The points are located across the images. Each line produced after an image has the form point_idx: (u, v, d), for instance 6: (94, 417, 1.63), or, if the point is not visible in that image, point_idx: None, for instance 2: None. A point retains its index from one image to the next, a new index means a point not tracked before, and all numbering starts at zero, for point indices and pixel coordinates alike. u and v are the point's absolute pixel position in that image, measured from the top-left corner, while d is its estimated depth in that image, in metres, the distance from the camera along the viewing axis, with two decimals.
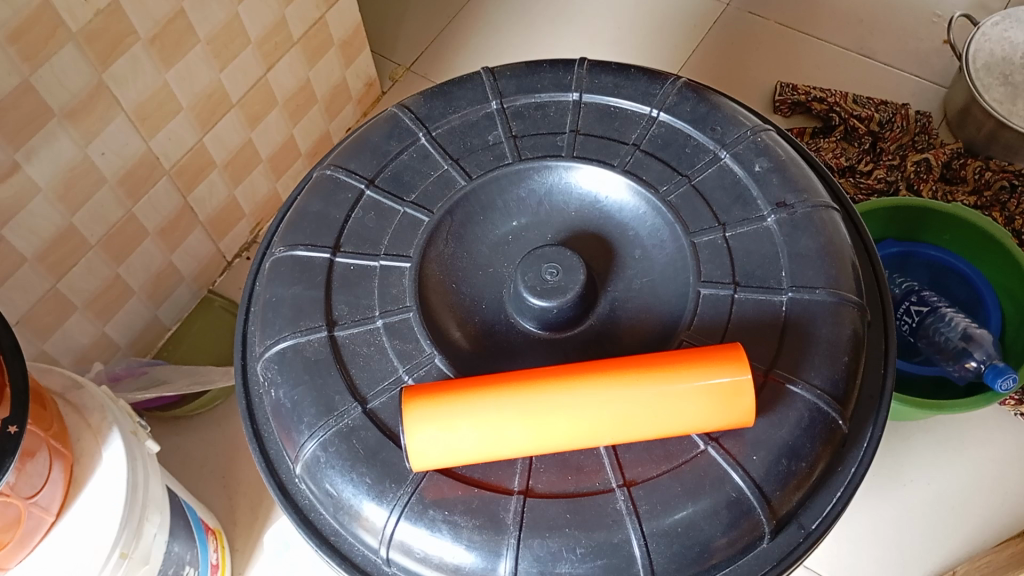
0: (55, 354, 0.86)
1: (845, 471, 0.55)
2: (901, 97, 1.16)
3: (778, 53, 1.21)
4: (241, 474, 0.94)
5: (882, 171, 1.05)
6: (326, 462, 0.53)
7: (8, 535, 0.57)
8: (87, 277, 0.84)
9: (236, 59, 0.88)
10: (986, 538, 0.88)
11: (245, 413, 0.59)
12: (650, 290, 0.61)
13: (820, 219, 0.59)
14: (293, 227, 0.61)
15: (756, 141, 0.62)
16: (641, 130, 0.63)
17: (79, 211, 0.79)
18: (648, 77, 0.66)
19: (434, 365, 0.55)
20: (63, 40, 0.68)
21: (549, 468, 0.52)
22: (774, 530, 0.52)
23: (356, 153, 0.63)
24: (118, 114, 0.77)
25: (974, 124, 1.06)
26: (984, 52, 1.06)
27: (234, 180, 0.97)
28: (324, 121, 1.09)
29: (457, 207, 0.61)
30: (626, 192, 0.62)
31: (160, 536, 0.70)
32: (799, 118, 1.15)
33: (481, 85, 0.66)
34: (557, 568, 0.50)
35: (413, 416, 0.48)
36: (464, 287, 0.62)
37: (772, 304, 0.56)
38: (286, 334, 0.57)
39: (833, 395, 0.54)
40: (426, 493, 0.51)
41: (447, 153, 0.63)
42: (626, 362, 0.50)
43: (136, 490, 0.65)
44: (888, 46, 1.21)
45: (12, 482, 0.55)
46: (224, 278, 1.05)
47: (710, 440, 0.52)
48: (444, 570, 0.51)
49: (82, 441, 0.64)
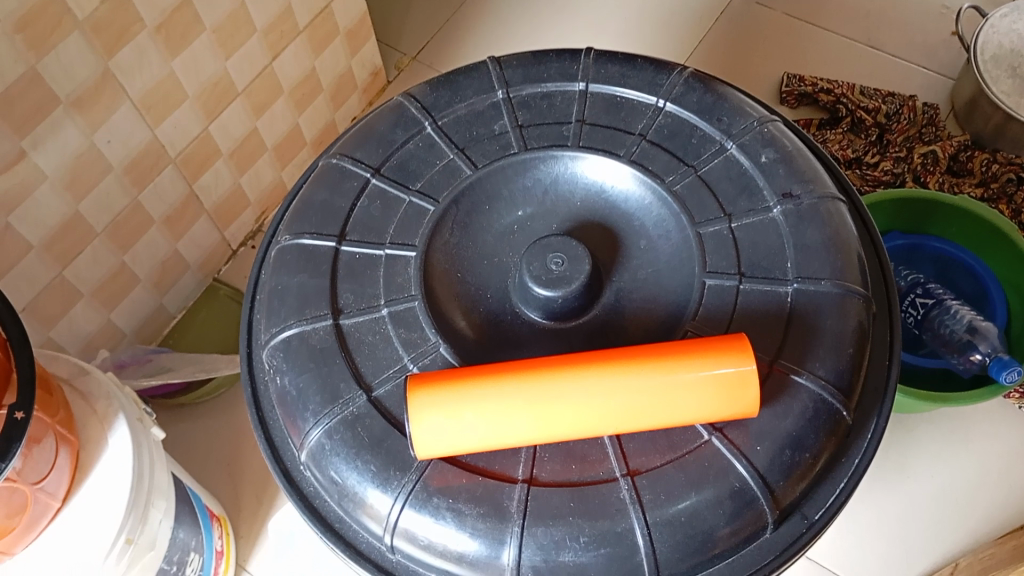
0: (61, 342, 0.86)
1: (849, 462, 0.55)
2: (909, 89, 1.16)
3: (785, 44, 1.21)
4: (245, 461, 0.95)
5: (888, 163, 1.04)
6: (331, 449, 0.53)
7: (16, 520, 0.57)
8: (93, 266, 0.85)
9: (241, 48, 0.87)
10: (989, 531, 0.88)
11: (250, 400, 0.59)
12: (655, 281, 0.61)
13: (826, 210, 0.59)
14: (299, 215, 0.61)
15: (763, 132, 0.62)
16: (648, 120, 0.63)
17: (85, 200, 0.79)
18: (655, 67, 0.66)
19: (440, 354, 0.55)
20: (68, 29, 0.68)
21: (553, 457, 0.52)
22: (777, 520, 0.52)
23: (362, 142, 0.63)
24: (123, 102, 0.77)
25: (982, 116, 1.06)
26: (993, 44, 1.06)
27: (240, 169, 0.97)
28: (330, 111, 1.09)
29: (463, 196, 0.61)
30: (631, 182, 0.62)
31: (165, 522, 0.71)
32: (806, 109, 1.15)
33: (487, 74, 0.65)
34: (561, 556, 0.50)
35: (418, 404, 0.48)
36: (469, 276, 0.62)
37: (777, 296, 0.56)
38: (292, 322, 0.57)
39: (837, 386, 0.54)
40: (431, 481, 0.51)
41: (453, 142, 0.63)
42: (630, 352, 0.50)
43: (142, 476, 0.65)
44: (896, 37, 1.20)
45: (18, 467, 0.56)
46: (229, 267, 1.05)
47: (715, 430, 0.52)
48: (448, 557, 0.51)
49: (88, 427, 0.65)
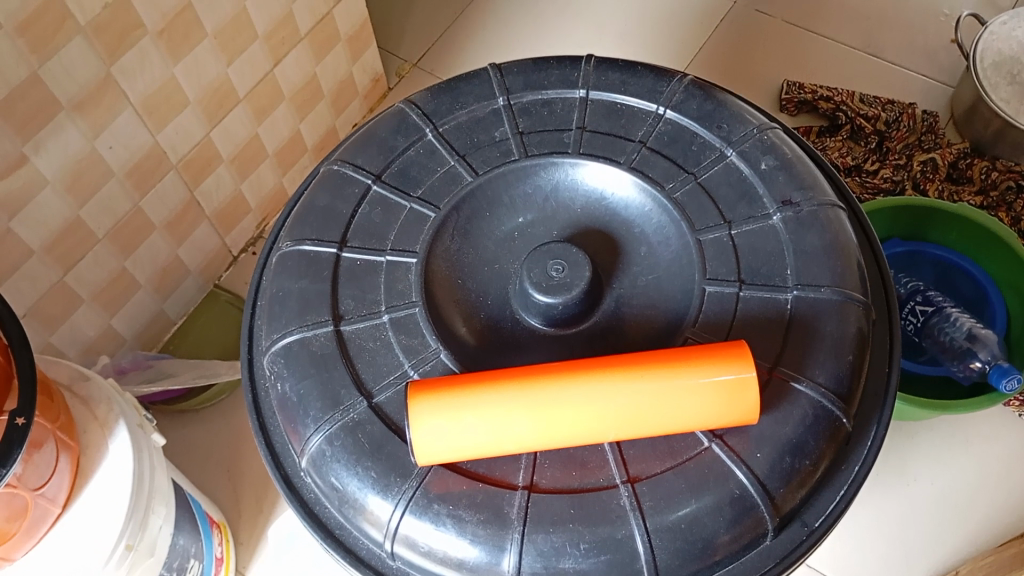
0: (62, 346, 0.86)
1: (849, 469, 0.55)
2: (909, 96, 1.16)
3: (785, 50, 1.21)
4: (245, 467, 0.95)
5: (888, 170, 1.05)
6: (332, 455, 0.54)
7: (16, 525, 0.57)
8: (94, 269, 0.85)
9: (243, 53, 0.88)
10: (990, 538, 0.88)
11: (251, 405, 0.59)
12: (655, 287, 0.61)
13: (826, 217, 0.59)
14: (301, 221, 0.61)
15: (762, 139, 0.62)
16: (648, 127, 0.63)
17: (86, 204, 0.80)
18: (655, 74, 0.66)
19: (440, 361, 0.56)
20: (71, 32, 0.69)
21: (553, 463, 0.52)
22: (777, 527, 0.52)
23: (363, 148, 0.64)
24: (125, 106, 0.78)
25: (981, 123, 1.06)
26: (993, 51, 1.07)
27: (241, 174, 0.98)
28: (331, 116, 1.09)
29: (464, 202, 0.62)
30: (632, 188, 0.62)
31: (165, 528, 0.71)
32: (806, 116, 1.15)
33: (488, 81, 0.66)
34: (560, 563, 0.50)
35: (418, 410, 0.48)
36: (470, 282, 0.62)
37: (777, 303, 0.56)
38: (293, 328, 0.57)
39: (837, 393, 0.54)
40: (431, 487, 0.51)
41: (454, 149, 0.63)
42: (630, 358, 0.50)
43: (142, 481, 0.65)
44: (896, 45, 1.21)
45: (19, 472, 0.56)
46: (230, 273, 1.05)
47: (715, 437, 0.52)
48: (448, 564, 0.51)
49: (88, 432, 0.65)
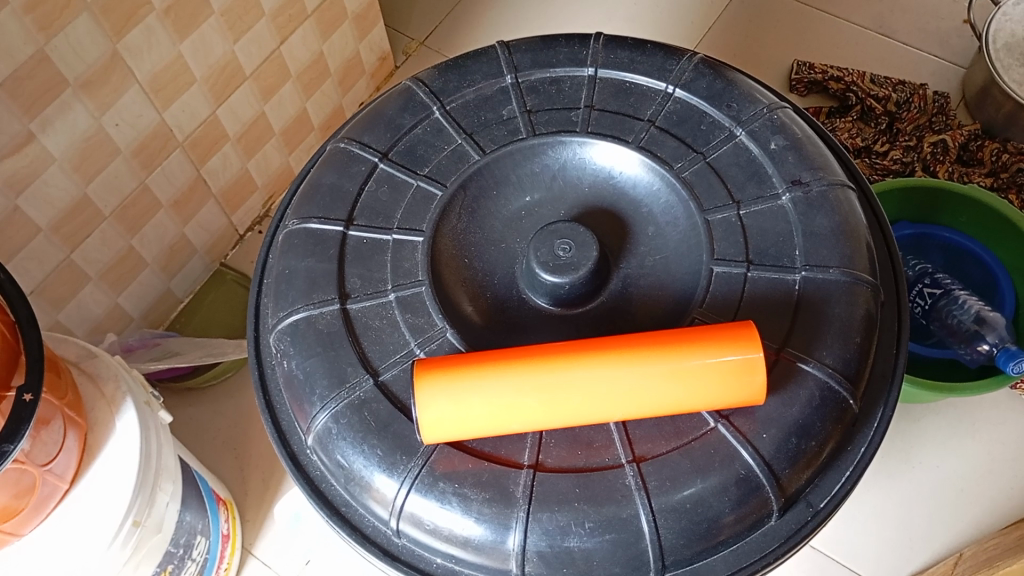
0: (69, 324, 0.86)
1: (855, 451, 0.55)
2: (921, 78, 1.15)
3: (794, 30, 1.20)
4: (252, 444, 0.95)
5: (898, 152, 1.04)
6: (338, 433, 0.54)
7: (24, 501, 0.58)
8: (102, 248, 0.85)
9: (250, 31, 0.87)
10: (993, 521, 0.88)
11: (258, 384, 0.59)
12: (662, 267, 0.61)
13: (836, 197, 0.59)
14: (307, 200, 0.61)
15: (772, 119, 0.62)
16: (656, 106, 0.63)
17: (93, 182, 0.79)
18: (665, 52, 0.65)
19: (447, 340, 0.55)
20: (77, 11, 0.68)
21: (559, 443, 0.52)
22: (782, 508, 0.52)
23: (370, 126, 0.63)
24: (132, 85, 0.77)
25: (993, 105, 1.05)
26: (1006, 32, 1.05)
27: (248, 153, 0.97)
28: (337, 95, 1.08)
29: (470, 181, 0.61)
30: (639, 168, 0.62)
31: (172, 505, 0.71)
32: (816, 97, 1.14)
33: (496, 59, 0.65)
34: (565, 542, 0.50)
35: (424, 389, 0.48)
36: (478, 262, 0.62)
37: (784, 283, 0.56)
38: (299, 306, 0.57)
39: (845, 374, 0.54)
40: (437, 466, 0.52)
41: (461, 127, 0.63)
42: (637, 338, 0.50)
43: (149, 459, 0.65)
44: (908, 25, 1.19)
45: (27, 449, 0.56)
46: (236, 252, 1.05)
47: (721, 418, 0.52)
48: (454, 542, 0.52)
49: (96, 409, 0.65)
